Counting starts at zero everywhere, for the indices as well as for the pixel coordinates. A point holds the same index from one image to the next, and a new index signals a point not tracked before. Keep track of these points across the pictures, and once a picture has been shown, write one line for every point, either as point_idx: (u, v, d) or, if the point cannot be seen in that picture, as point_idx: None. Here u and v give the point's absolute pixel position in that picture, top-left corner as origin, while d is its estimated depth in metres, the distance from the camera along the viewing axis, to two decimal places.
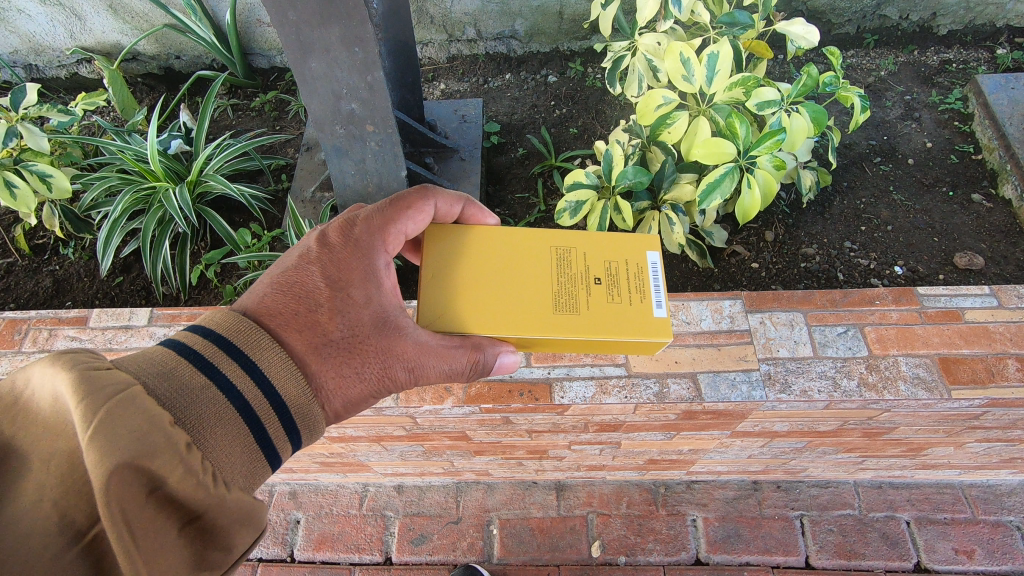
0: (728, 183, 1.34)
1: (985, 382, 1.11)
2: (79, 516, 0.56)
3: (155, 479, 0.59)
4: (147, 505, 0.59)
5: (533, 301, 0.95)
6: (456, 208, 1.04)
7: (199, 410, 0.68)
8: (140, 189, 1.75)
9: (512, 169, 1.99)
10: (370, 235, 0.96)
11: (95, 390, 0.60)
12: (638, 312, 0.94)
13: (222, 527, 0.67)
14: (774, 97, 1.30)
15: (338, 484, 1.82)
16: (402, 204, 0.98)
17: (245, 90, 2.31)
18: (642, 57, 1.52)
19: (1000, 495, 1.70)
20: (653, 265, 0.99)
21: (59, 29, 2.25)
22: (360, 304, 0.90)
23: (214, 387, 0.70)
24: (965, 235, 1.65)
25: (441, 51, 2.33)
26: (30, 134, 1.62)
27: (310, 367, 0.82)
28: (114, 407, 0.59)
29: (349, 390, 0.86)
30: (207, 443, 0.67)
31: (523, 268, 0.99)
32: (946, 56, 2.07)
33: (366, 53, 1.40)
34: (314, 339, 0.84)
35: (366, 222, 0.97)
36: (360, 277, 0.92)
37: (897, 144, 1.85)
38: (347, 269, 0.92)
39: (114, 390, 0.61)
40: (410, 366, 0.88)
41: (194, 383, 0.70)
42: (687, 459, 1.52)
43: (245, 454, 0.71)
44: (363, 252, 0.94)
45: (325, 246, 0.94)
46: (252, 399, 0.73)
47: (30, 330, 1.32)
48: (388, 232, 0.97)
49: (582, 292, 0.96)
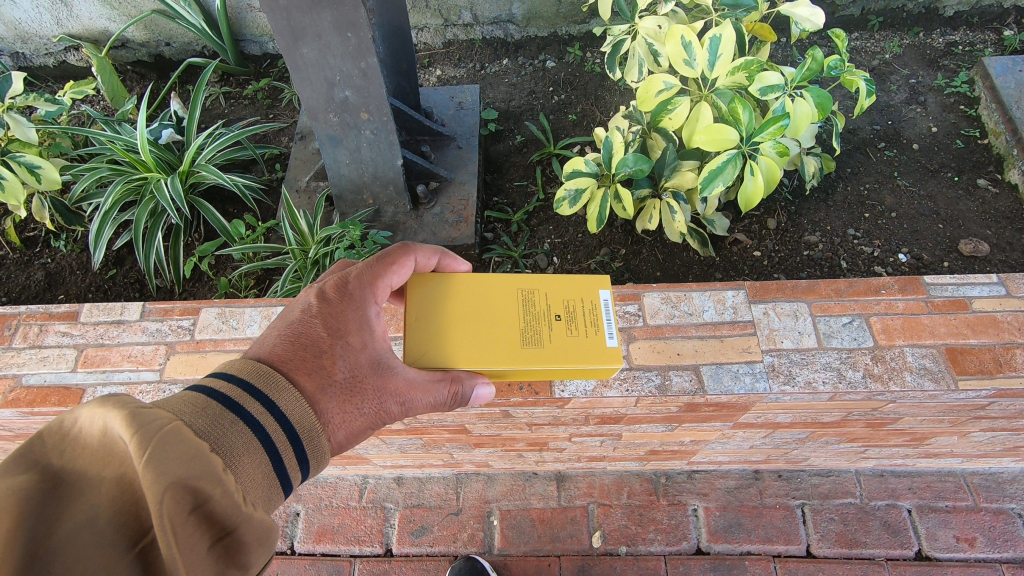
0: (731, 170, 1.31)
1: (992, 373, 1.10)
2: (131, 526, 0.55)
3: (201, 494, 0.56)
4: (188, 523, 0.55)
5: (493, 337, 0.94)
6: (433, 260, 1.01)
7: (231, 440, 0.65)
8: (131, 179, 1.71)
9: (511, 157, 1.96)
10: (363, 288, 0.92)
11: (141, 418, 0.57)
12: (598, 345, 0.94)
13: (243, 547, 0.61)
14: (778, 81, 1.27)
15: (337, 476, 1.81)
16: (386, 260, 0.95)
17: (237, 77, 2.27)
18: (642, 40, 1.48)
19: (1002, 483, 1.69)
20: (606, 301, 0.99)
21: (46, 16, 2.20)
22: (359, 349, 0.87)
23: (241, 424, 0.67)
24: (970, 221, 1.63)
25: (437, 36, 2.29)
26: (17, 124, 1.58)
27: (320, 405, 0.79)
28: (166, 428, 0.58)
29: (349, 430, 0.82)
30: (240, 469, 0.64)
31: (480, 303, 0.98)
32: (952, 38, 2.03)
33: (359, 39, 1.37)
34: (319, 383, 0.80)
35: (358, 277, 0.93)
36: (355, 327, 0.88)
37: (901, 129, 1.82)
38: (344, 319, 0.88)
39: (159, 419, 0.58)
40: (403, 404, 0.86)
41: (223, 419, 0.66)
42: (688, 449, 1.51)
43: (263, 485, 0.66)
44: (359, 303, 0.90)
45: (323, 300, 0.90)
46: (273, 431, 0.70)
47: (20, 325, 1.29)
48: (377, 288, 0.93)
49: (538, 325, 0.96)
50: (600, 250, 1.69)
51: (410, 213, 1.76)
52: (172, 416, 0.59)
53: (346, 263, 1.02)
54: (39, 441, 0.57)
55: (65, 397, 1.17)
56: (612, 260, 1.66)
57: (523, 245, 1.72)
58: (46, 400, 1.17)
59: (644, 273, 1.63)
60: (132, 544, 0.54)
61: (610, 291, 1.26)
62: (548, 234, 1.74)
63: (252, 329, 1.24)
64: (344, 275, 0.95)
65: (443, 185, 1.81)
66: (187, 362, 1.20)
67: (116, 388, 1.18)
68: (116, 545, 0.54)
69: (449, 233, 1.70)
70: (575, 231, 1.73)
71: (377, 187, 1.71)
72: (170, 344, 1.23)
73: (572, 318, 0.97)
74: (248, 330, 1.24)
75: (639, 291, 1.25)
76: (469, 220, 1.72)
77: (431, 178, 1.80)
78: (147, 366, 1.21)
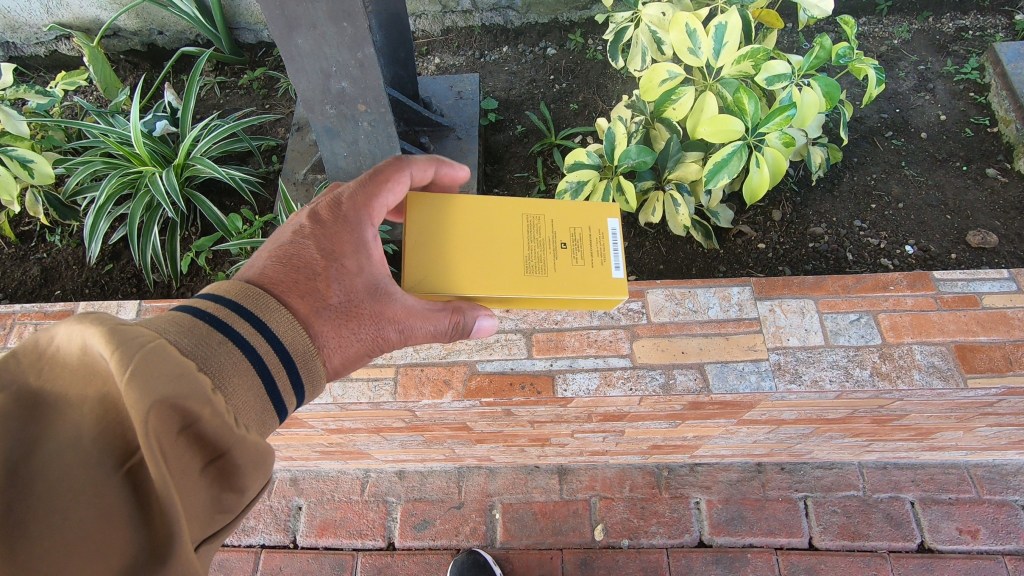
0: (737, 162, 1.28)
1: (1002, 371, 1.08)
2: (117, 444, 0.54)
3: (191, 413, 0.56)
4: (178, 442, 0.55)
5: (499, 266, 0.92)
6: (429, 173, 0.98)
7: (218, 360, 0.64)
8: (126, 173, 1.68)
9: (511, 147, 1.93)
10: (357, 210, 0.90)
11: (125, 338, 0.56)
12: (604, 274, 0.94)
13: (237, 467, 0.62)
14: (786, 70, 1.23)
15: (339, 470, 1.81)
16: (379, 179, 0.91)
17: (232, 66, 2.23)
18: (646, 28, 1.44)
19: (1006, 475, 1.69)
20: (613, 230, 0.98)
21: (35, 4, 2.15)
22: (356, 273, 0.87)
23: (231, 343, 0.66)
24: (979, 212, 1.60)
25: (435, 23, 2.24)
26: (8, 117, 1.55)
27: (311, 328, 0.79)
28: (149, 351, 0.55)
29: (344, 357, 0.83)
30: (230, 391, 0.64)
31: (486, 232, 0.95)
32: (962, 22, 1.98)
33: (355, 29, 1.33)
34: (311, 307, 0.80)
35: (352, 199, 0.91)
36: (349, 250, 0.87)
37: (910, 117, 1.78)
38: (336, 243, 0.87)
39: (141, 338, 0.57)
40: (401, 332, 0.85)
41: (212, 339, 0.65)
42: (691, 444, 1.50)
43: (258, 404, 0.67)
44: (352, 227, 0.89)
45: (316, 222, 0.88)
46: (263, 353, 0.69)
47: (16, 325, 1.28)
48: (372, 208, 0.91)
49: (546, 255, 0.94)
50: None
51: None
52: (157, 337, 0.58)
53: (339, 183, 0.99)
54: (19, 359, 0.56)
55: None
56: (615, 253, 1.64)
57: None
58: None
59: (647, 267, 1.61)
60: (119, 463, 0.54)
61: None
62: None
63: None
64: (338, 196, 0.93)
65: None
66: None
67: None
68: (106, 463, 0.54)
69: None
70: None
71: None
72: None
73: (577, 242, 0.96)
74: None
75: (643, 287, 1.23)
76: None
77: None
78: None
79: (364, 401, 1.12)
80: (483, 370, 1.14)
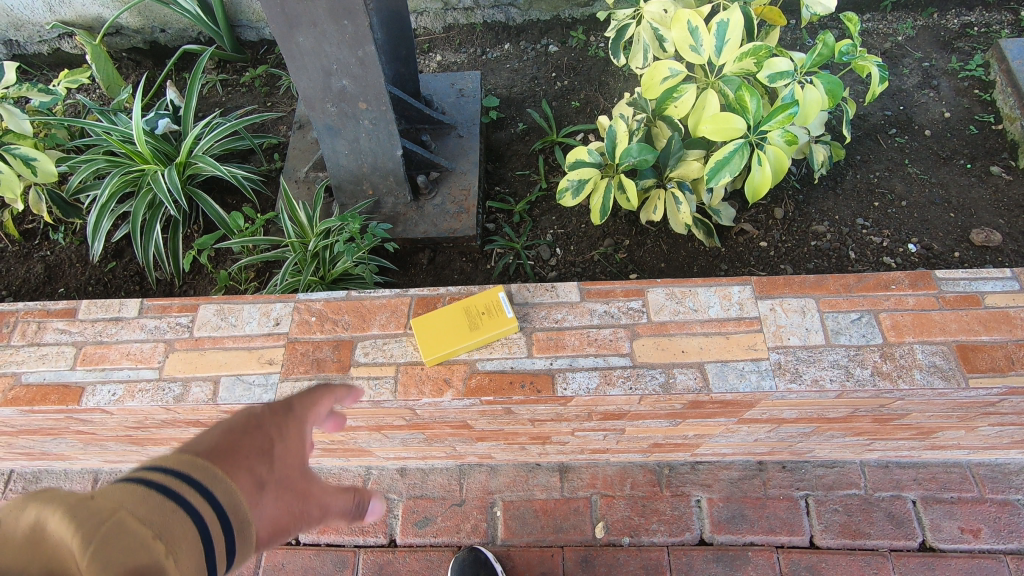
0: (738, 160, 1.28)
1: (1004, 370, 1.08)
2: None
3: None
4: None
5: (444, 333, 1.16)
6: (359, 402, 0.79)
7: (169, 531, 0.50)
8: (128, 171, 1.68)
9: (512, 145, 1.92)
10: (306, 417, 0.72)
11: (80, 510, 0.47)
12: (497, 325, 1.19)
13: None
14: (787, 67, 1.22)
15: (341, 467, 1.82)
16: (315, 403, 0.74)
17: (234, 64, 2.23)
18: (647, 25, 1.44)
19: (1009, 474, 1.68)
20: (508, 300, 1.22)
21: (38, 2, 2.16)
22: (291, 452, 0.68)
23: (183, 511, 0.51)
24: (982, 210, 1.59)
25: (437, 21, 2.24)
26: (12, 115, 1.56)
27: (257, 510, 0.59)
28: (108, 529, 0.46)
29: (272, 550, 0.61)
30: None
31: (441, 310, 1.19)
32: (967, 19, 1.97)
33: (356, 26, 1.33)
34: (257, 481, 0.60)
35: (297, 405, 0.73)
36: (301, 434, 0.69)
37: (913, 115, 1.77)
38: (280, 435, 0.67)
39: (103, 509, 0.48)
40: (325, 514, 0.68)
41: (164, 506, 0.51)
42: (692, 442, 1.50)
43: None
44: (299, 423, 0.71)
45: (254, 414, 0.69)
46: (214, 527, 0.53)
47: (19, 323, 1.28)
48: (323, 426, 0.74)
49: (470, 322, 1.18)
50: (604, 241, 1.66)
51: (410, 204, 1.73)
52: (117, 506, 0.48)
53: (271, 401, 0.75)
54: None
55: (65, 395, 1.17)
56: (616, 251, 1.64)
57: (526, 236, 1.69)
58: (45, 398, 1.17)
59: (648, 265, 1.61)
60: None
61: (614, 286, 1.23)
62: (551, 224, 1.71)
63: (251, 326, 1.23)
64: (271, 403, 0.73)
65: (444, 175, 1.77)
66: (186, 360, 1.20)
67: (116, 387, 1.17)
68: None
69: (450, 224, 1.67)
70: (578, 221, 1.71)
71: (376, 177, 1.68)
72: (169, 342, 1.22)
73: (494, 309, 1.18)
74: (247, 327, 1.23)
75: (643, 286, 1.23)
76: (471, 211, 1.69)
77: (432, 168, 1.76)
78: (146, 363, 1.20)
79: (364, 399, 1.12)
80: (483, 368, 1.14)
